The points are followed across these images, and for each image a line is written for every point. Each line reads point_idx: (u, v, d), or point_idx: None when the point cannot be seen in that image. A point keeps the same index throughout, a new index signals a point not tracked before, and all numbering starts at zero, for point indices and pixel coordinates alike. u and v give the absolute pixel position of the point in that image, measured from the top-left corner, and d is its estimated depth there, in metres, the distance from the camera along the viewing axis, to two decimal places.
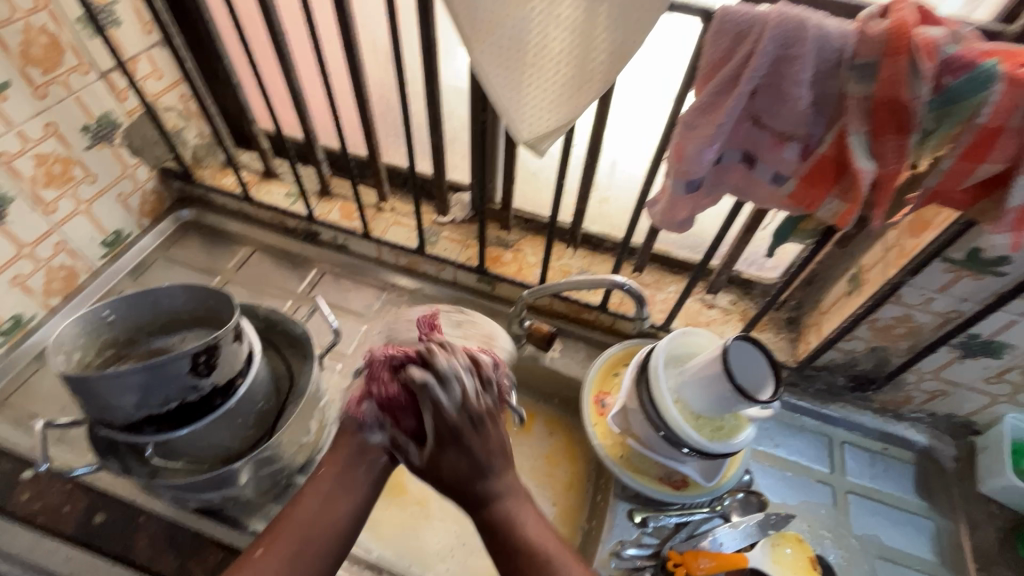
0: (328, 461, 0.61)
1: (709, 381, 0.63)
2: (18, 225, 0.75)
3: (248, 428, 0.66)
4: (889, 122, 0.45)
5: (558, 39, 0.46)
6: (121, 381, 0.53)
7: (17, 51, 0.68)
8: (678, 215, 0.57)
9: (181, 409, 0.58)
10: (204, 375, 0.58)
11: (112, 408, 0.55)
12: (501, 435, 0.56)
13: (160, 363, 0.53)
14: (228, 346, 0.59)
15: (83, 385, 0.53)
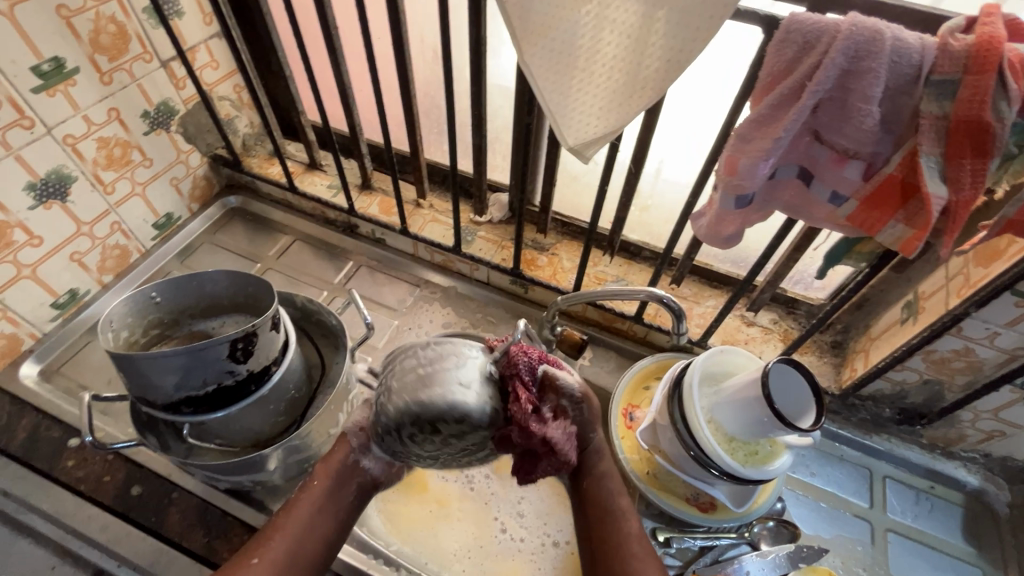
0: (321, 471, 0.59)
1: (745, 404, 0.61)
2: (78, 205, 0.78)
3: (280, 415, 0.67)
4: (967, 144, 0.41)
5: (611, 43, 0.45)
6: (165, 362, 0.54)
7: (87, 39, 0.71)
8: (725, 229, 0.55)
9: (218, 392, 0.60)
10: (241, 361, 0.59)
11: (154, 387, 0.57)
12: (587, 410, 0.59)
13: (201, 347, 0.55)
14: (265, 334, 0.60)
15: (128, 364, 0.55)
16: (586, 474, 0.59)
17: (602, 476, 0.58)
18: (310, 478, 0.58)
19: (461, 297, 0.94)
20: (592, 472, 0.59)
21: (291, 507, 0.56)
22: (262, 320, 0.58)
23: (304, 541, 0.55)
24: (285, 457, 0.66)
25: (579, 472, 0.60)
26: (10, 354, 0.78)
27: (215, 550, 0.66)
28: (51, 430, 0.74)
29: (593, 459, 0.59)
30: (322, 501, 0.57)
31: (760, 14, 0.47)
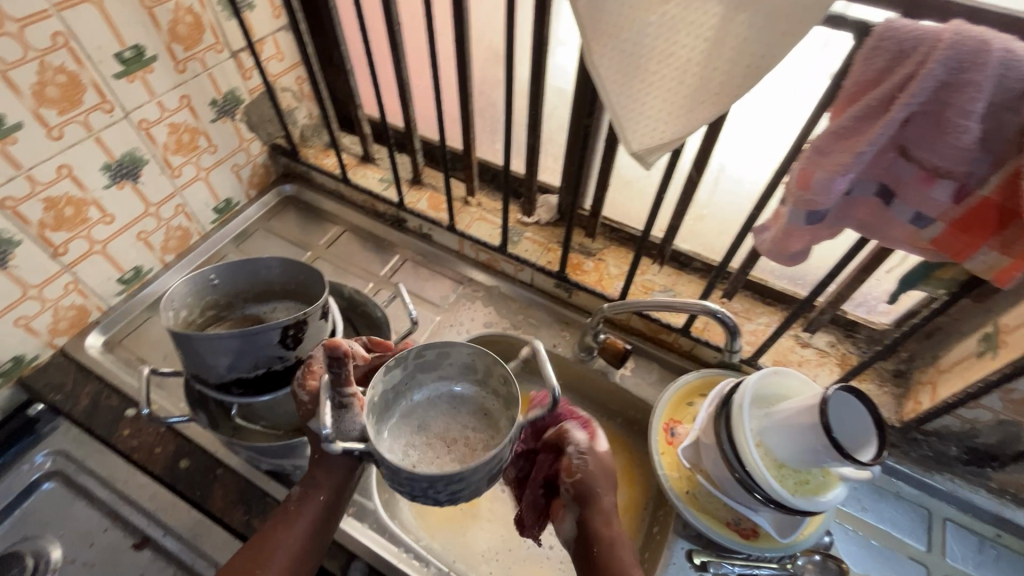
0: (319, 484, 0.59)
1: (800, 432, 0.58)
2: (148, 186, 0.82)
3: None
4: None
5: (687, 47, 0.43)
6: (220, 343, 0.56)
7: (166, 29, 0.74)
8: (792, 246, 0.53)
9: (267, 375, 0.61)
10: (290, 348, 0.60)
11: (209, 367, 0.58)
12: (605, 465, 0.58)
13: (254, 331, 0.56)
14: (315, 322, 0.61)
15: (185, 343, 0.57)
16: (594, 541, 0.55)
17: (611, 545, 0.55)
18: (314, 489, 0.58)
19: (504, 296, 0.93)
20: (602, 538, 0.55)
21: (292, 520, 0.57)
22: (313, 309, 0.59)
23: (302, 555, 0.55)
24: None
25: (589, 539, 0.56)
26: (78, 324, 0.82)
27: (254, 530, 0.68)
28: (111, 399, 0.78)
29: (602, 524, 0.56)
30: (320, 514, 0.58)
31: (851, 19, 0.45)
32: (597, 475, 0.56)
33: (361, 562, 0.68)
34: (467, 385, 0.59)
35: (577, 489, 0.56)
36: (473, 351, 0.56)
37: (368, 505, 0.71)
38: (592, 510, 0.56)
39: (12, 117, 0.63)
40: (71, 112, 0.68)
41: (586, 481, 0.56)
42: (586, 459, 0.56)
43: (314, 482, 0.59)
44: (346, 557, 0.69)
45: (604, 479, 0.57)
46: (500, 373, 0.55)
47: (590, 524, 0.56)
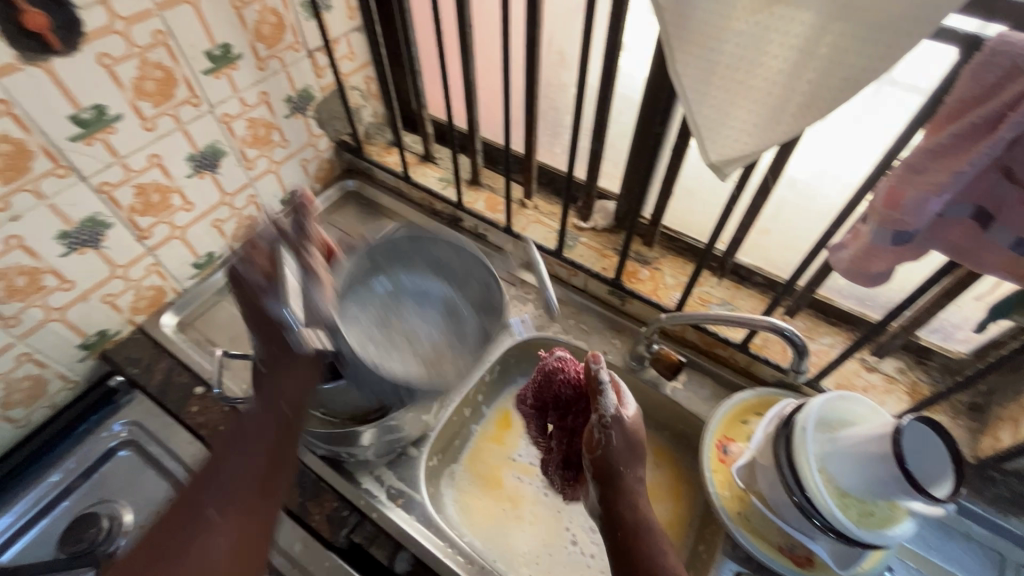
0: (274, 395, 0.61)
1: (870, 461, 0.55)
2: (226, 176, 0.87)
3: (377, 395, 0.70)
4: None
5: (779, 58, 0.41)
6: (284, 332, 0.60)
7: (252, 28, 0.78)
8: (873, 266, 0.50)
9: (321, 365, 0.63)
10: None
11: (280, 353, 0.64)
12: (632, 437, 0.57)
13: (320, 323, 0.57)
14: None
15: None
16: (618, 526, 0.55)
17: (636, 531, 0.55)
18: (273, 409, 0.61)
19: (556, 300, 0.93)
20: (632, 521, 0.55)
21: (251, 443, 0.59)
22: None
23: (267, 472, 0.58)
24: (379, 432, 0.68)
25: (613, 524, 0.56)
26: (156, 303, 0.87)
27: (308, 512, 0.71)
28: (182, 376, 0.83)
29: (627, 508, 0.56)
30: (277, 431, 0.61)
31: (961, 32, 0.44)
32: (621, 455, 0.56)
33: (409, 553, 0.69)
34: (459, 286, 0.83)
35: (598, 465, 0.57)
36: (451, 252, 0.81)
37: (416, 498, 0.73)
38: (618, 493, 0.56)
39: (114, 109, 0.68)
40: (164, 105, 0.73)
41: (607, 458, 0.57)
42: (608, 432, 0.56)
43: (269, 396, 0.62)
44: (393, 547, 0.69)
45: (631, 459, 0.57)
46: (444, 263, 0.84)
47: (614, 506, 0.56)
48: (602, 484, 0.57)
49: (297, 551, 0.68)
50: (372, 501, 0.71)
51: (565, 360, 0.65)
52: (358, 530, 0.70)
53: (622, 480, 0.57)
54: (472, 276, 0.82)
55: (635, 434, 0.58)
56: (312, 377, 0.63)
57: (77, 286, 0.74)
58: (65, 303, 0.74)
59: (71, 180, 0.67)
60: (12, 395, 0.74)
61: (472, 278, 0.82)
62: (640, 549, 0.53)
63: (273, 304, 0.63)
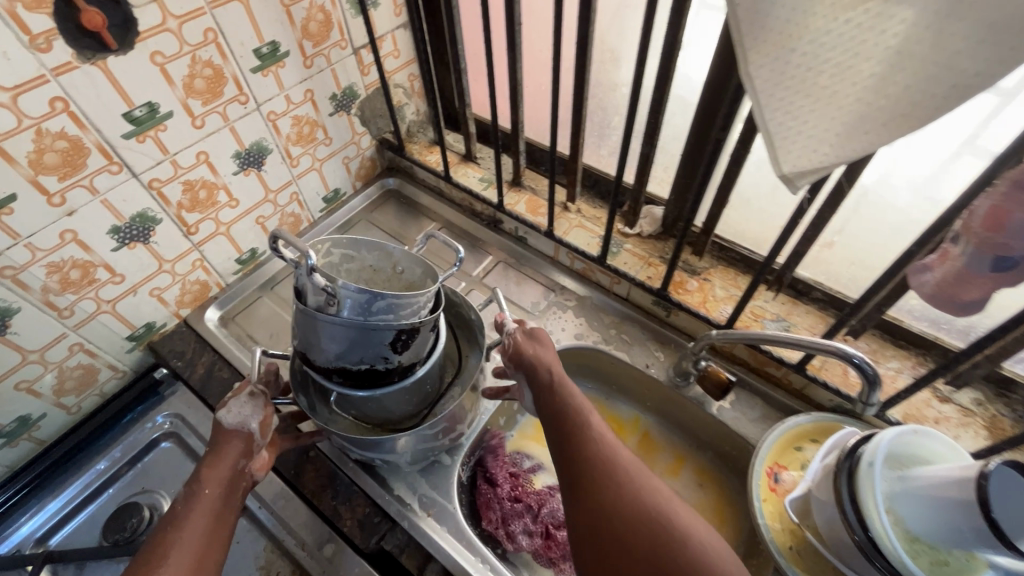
0: (205, 477, 0.57)
1: (947, 508, 0.51)
2: (270, 173, 0.87)
3: (412, 404, 0.68)
4: None
5: (871, 61, 0.37)
6: (336, 330, 0.55)
7: (300, 26, 0.77)
8: (966, 294, 0.45)
9: (368, 373, 0.59)
10: (397, 352, 0.59)
11: (318, 348, 0.58)
12: (541, 334, 0.68)
13: (374, 328, 0.55)
14: (425, 332, 0.60)
15: (307, 322, 0.56)
16: (547, 395, 0.63)
17: (552, 389, 0.63)
18: (200, 484, 0.57)
19: (597, 308, 0.90)
20: (554, 391, 0.63)
21: (183, 519, 0.53)
22: (427, 319, 0.59)
23: (204, 547, 0.53)
24: (414, 440, 0.66)
25: (545, 392, 0.63)
26: (200, 298, 0.89)
27: (340, 517, 0.69)
28: (222, 370, 0.84)
29: (546, 376, 0.64)
30: (214, 511, 0.56)
31: None
32: (527, 344, 0.67)
33: (439, 565, 0.67)
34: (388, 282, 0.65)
35: (516, 360, 0.67)
36: (383, 253, 0.63)
37: (448, 507, 0.71)
38: (537, 368, 0.65)
39: (165, 106, 0.68)
40: (213, 103, 0.73)
41: (520, 355, 0.66)
42: (509, 342, 0.68)
43: (197, 479, 0.57)
44: (423, 557, 0.67)
45: (538, 345, 0.67)
46: (372, 263, 0.64)
47: (536, 376, 0.65)
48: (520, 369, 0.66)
49: (328, 553, 0.68)
50: (403, 509, 0.70)
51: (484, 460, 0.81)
52: (388, 537, 0.68)
53: (541, 356, 0.66)
54: (402, 263, 0.63)
55: (539, 333, 0.68)
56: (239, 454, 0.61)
57: (126, 279, 0.76)
58: (116, 295, 0.76)
59: (124, 177, 0.69)
60: (65, 382, 0.76)
61: (400, 267, 0.64)
62: (567, 418, 0.60)
63: (222, 422, 0.61)
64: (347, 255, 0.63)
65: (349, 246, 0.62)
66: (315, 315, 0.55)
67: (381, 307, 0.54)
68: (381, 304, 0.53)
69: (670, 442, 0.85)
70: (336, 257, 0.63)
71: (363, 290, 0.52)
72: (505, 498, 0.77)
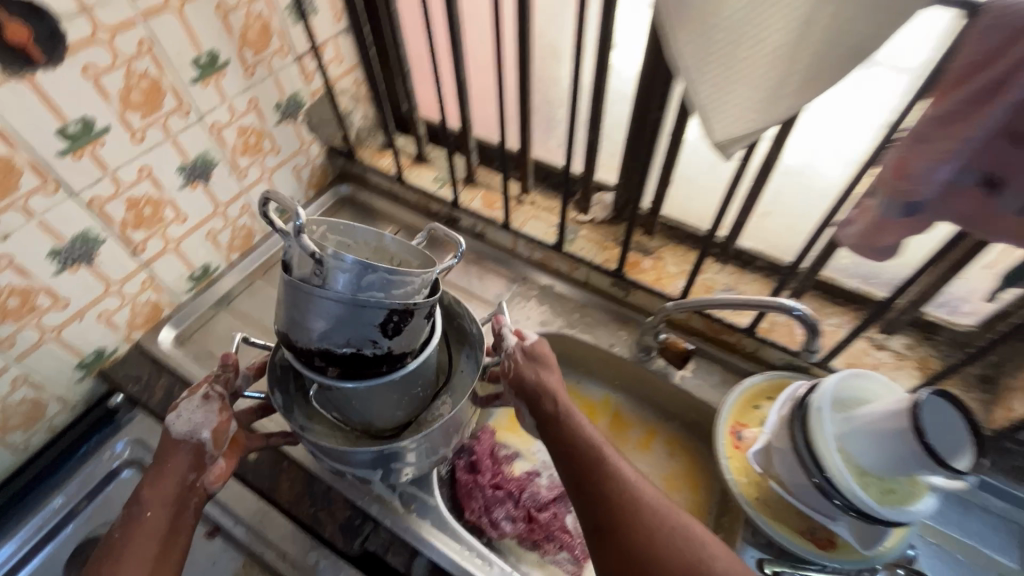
0: (147, 500, 0.56)
1: (887, 439, 0.55)
2: (217, 186, 0.85)
3: (401, 406, 0.64)
4: None
5: (780, 32, 0.41)
6: (324, 305, 0.51)
7: (238, 34, 0.77)
8: (884, 240, 0.50)
9: (354, 357, 0.54)
10: (388, 336, 0.54)
11: (303, 328, 0.54)
12: (545, 352, 0.66)
13: (364, 304, 0.51)
14: (419, 318, 0.56)
15: (294, 297, 0.53)
16: (550, 423, 0.62)
17: (557, 419, 0.61)
18: (140, 508, 0.55)
19: (559, 295, 0.93)
20: (560, 418, 0.61)
21: (125, 546, 0.53)
22: (422, 304, 0.55)
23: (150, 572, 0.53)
24: (421, 453, 0.65)
25: (548, 421, 0.62)
26: (153, 319, 0.86)
27: (320, 522, 0.68)
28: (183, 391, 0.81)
29: (550, 403, 0.62)
30: (161, 537, 0.55)
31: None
32: (528, 368, 0.64)
33: (426, 557, 0.67)
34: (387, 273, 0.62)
35: (516, 385, 0.64)
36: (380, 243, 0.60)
37: (430, 501, 0.70)
38: (540, 396, 0.63)
39: (101, 121, 0.66)
40: (152, 116, 0.71)
41: (519, 379, 0.64)
42: (508, 365, 0.65)
43: (139, 501, 0.56)
44: (410, 552, 0.67)
45: (540, 367, 0.64)
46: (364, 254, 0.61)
47: (539, 403, 0.63)
48: (519, 394, 0.65)
49: (311, 561, 0.67)
50: (385, 508, 0.69)
51: (464, 453, 0.82)
52: (372, 537, 0.68)
53: (543, 380, 0.63)
54: (399, 254, 0.60)
55: (537, 348, 0.66)
56: (184, 469, 0.58)
57: (70, 304, 0.73)
58: (60, 322, 0.72)
59: (60, 197, 0.66)
60: (9, 419, 0.72)
61: (398, 258, 0.60)
62: (583, 453, 0.58)
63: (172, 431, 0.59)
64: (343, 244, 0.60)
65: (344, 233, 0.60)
66: (302, 287, 0.51)
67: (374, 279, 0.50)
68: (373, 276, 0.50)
69: (640, 418, 0.88)
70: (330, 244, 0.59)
71: (352, 260, 0.49)
72: (486, 486, 0.78)
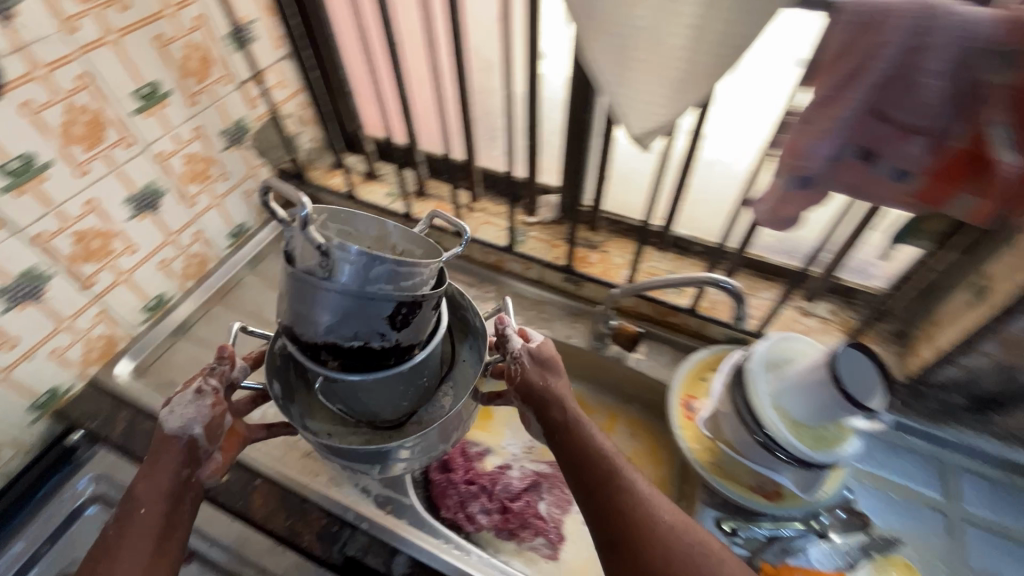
0: (143, 498, 0.55)
1: (810, 389, 0.62)
2: (167, 215, 0.85)
3: (404, 399, 0.65)
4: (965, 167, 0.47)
5: (673, 35, 0.47)
6: (331, 298, 0.51)
7: (179, 65, 0.78)
8: (787, 212, 0.56)
9: (362, 350, 0.55)
10: (395, 328, 0.55)
11: (309, 320, 0.53)
12: (553, 355, 0.66)
13: (372, 297, 0.51)
14: (426, 309, 0.57)
15: (299, 288, 0.52)
16: (557, 430, 0.62)
17: (567, 428, 0.61)
18: (135, 505, 0.55)
19: (516, 294, 0.97)
20: (569, 426, 0.61)
21: (121, 544, 0.53)
22: (429, 295, 0.55)
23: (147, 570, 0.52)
24: (417, 448, 0.67)
25: (558, 429, 0.62)
26: (108, 353, 0.85)
27: (297, 534, 0.69)
28: (145, 423, 0.80)
29: (558, 411, 0.62)
30: (157, 531, 0.54)
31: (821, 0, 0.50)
32: (536, 372, 0.65)
33: (407, 555, 0.68)
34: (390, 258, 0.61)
35: (523, 389, 0.65)
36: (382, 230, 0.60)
37: (405, 501, 0.73)
38: (549, 402, 0.63)
39: (42, 156, 0.66)
40: (96, 148, 0.72)
41: (526, 383, 0.64)
42: (513, 368, 0.65)
43: (132, 498, 0.55)
44: (389, 552, 0.69)
45: (547, 371, 0.65)
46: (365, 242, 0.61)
47: (547, 410, 0.63)
48: (525, 398, 0.65)
49: None
50: (362, 512, 0.71)
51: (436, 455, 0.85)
52: (351, 543, 0.69)
53: (551, 386, 0.64)
54: (402, 243, 0.60)
55: (545, 352, 0.66)
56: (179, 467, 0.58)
57: (20, 343, 0.71)
58: (9, 362, 0.71)
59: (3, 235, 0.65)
60: None
61: (400, 248, 0.61)
62: (598, 468, 0.58)
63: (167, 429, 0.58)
64: (343, 233, 0.60)
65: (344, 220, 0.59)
66: (308, 279, 0.51)
67: (382, 272, 0.50)
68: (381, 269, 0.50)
69: (601, 403, 0.92)
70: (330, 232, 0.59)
71: (359, 253, 0.48)
72: (459, 482, 0.82)
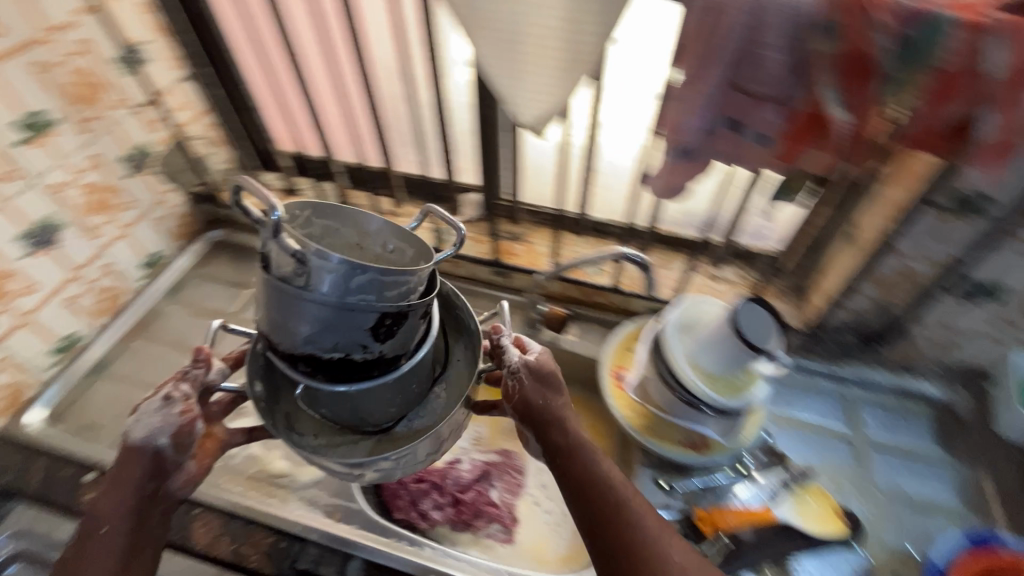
0: (104, 516, 0.55)
1: (719, 343, 0.68)
2: (69, 249, 0.81)
3: (394, 407, 0.64)
4: (811, 129, 0.53)
5: (548, 25, 0.51)
6: (308, 308, 0.50)
7: (67, 91, 0.75)
8: (677, 182, 0.61)
9: (342, 361, 0.55)
10: (378, 339, 0.54)
11: (287, 329, 0.52)
12: (552, 373, 0.64)
13: (353, 308, 0.50)
14: (413, 318, 0.56)
15: (277, 297, 0.51)
16: (559, 453, 0.60)
17: (571, 453, 0.60)
18: (98, 522, 0.54)
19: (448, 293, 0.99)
20: (570, 451, 0.60)
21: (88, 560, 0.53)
22: (416, 304, 0.54)
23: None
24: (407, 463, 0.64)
25: (561, 454, 0.60)
26: (15, 402, 0.79)
27: (244, 556, 0.68)
28: (65, 470, 0.76)
29: (560, 434, 0.61)
30: (127, 541, 0.55)
31: None
32: (537, 391, 0.62)
33: (361, 559, 0.68)
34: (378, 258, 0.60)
35: (521, 409, 0.62)
36: (369, 228, 0.58)
37: (353, 506, 0.73)
38: (550, 423, 0.61)
39: None
40: None
41: (524, 401, 0.62)
42: (511, 386, 0.63)
43: (95, 516, 0.55)
44: (341, 559, 0.68)
45: (546, 390, 0.63)
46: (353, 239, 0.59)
47: (549, 433, 0.61)
48: (522, 417, 0.63)
49: None
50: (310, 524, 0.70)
51: None
52: (302, 556, 0.68)
53: (552, 408, 0.62)
54: (391, 241, 0.58)
55: (546, 369, 0.63)
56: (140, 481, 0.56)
57: None
58: None
59: None
60: None
61: (390, 245, 0.59)
62: (603, 494, 0.57)
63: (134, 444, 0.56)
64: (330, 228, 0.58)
65: (331, 216, 0.57)
66: (286, 288, 0.49)
67: (364, 283, 0.49)
68: (361, 281, 0.49)
69: None
70: (316, 229, 0.57)
71: (340, 261, 0.47)
72: (409, 482, 0.82)
